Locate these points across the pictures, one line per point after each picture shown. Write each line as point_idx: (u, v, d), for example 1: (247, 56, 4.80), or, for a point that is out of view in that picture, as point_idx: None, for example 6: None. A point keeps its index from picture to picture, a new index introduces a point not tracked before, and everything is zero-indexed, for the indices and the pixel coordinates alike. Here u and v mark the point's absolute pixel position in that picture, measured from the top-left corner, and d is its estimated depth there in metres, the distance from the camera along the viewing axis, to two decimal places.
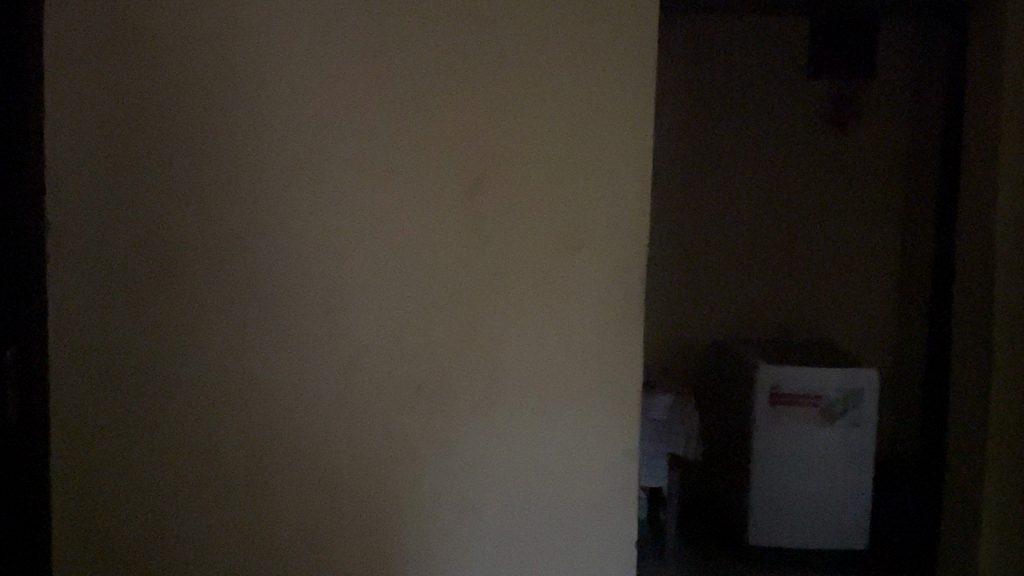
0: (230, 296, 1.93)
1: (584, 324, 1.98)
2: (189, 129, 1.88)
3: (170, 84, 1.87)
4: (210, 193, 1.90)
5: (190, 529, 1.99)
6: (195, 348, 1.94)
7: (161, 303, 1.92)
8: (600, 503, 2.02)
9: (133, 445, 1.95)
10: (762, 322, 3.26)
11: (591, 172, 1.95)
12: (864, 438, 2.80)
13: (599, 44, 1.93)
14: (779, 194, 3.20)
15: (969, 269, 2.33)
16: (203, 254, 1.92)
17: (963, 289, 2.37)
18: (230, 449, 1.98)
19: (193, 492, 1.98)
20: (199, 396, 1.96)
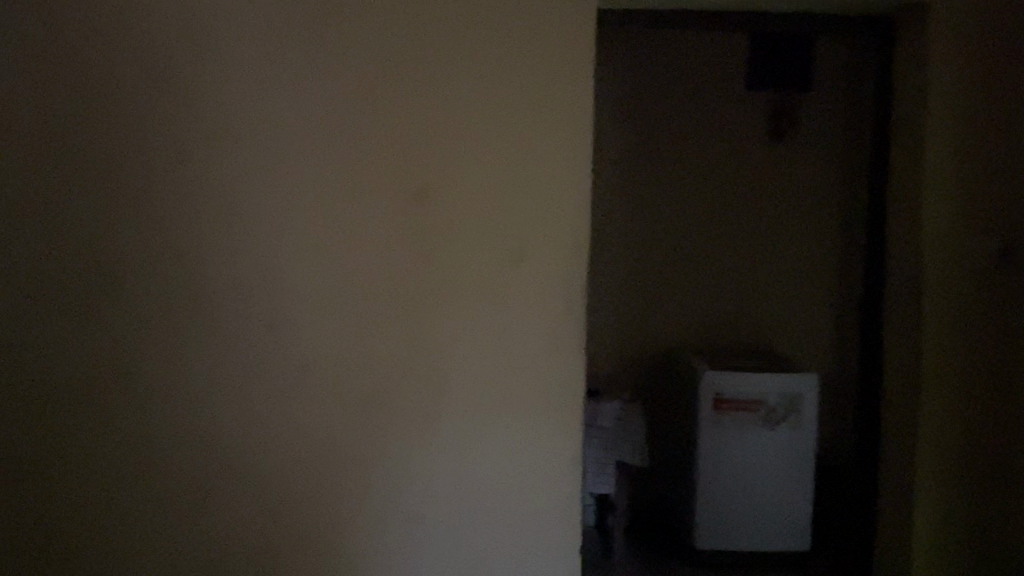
0: (167, 303, 1.90)
1: (527, 330, 2.00)
2: (123, 134, 1.86)
3: (106, 96, 1.85)
4: (145, 199, 1.87)
5: (125, 546, 1.94)
6: (129, 356, 1.91)
7: (98, 311, 1.89)
8: (545, 508, 2.03)
9: (66, 454, 1.91)
10: (709, 330, 3.25)
11: (531, 180, 1.97)
12: (804, 441, 2.87)
13: (538, 56, 1.96)
14: (723, 201, 3.21)
15: (896, 284, 2.17)
16: (139, 260, 1.89)
17: (894, 308, 2.19)
18: (167, 459, 1.94)
19: (128, 503, 1.94)
20: (135, 406, 1.92)
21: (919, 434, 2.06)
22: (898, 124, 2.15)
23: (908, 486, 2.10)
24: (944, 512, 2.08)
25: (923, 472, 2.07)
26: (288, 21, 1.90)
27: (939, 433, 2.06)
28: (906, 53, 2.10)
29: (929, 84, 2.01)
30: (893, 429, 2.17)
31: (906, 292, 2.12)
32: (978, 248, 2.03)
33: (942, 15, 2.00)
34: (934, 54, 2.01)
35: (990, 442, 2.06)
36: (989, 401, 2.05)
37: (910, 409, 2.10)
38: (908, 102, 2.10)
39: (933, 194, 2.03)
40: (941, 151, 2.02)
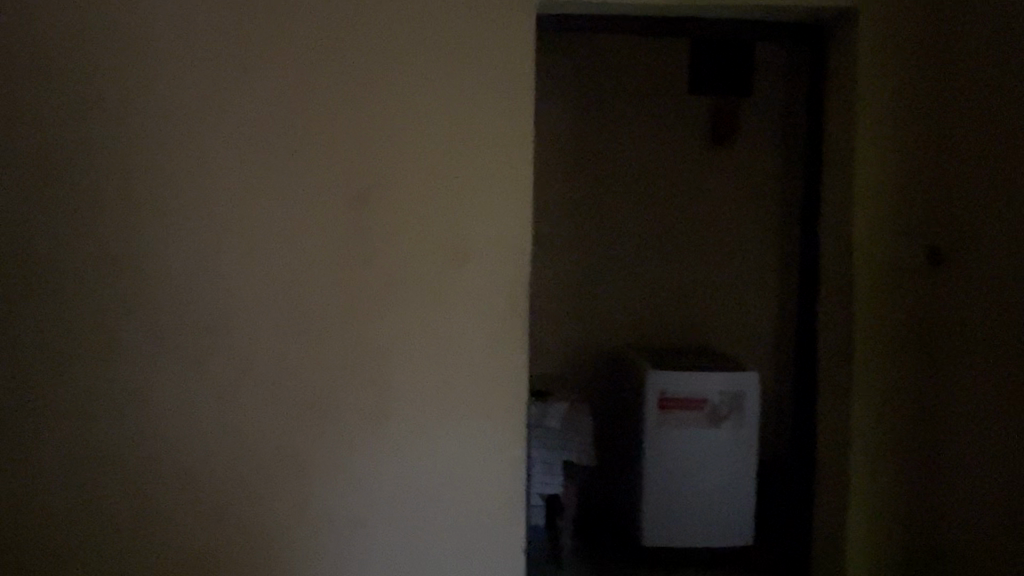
0: (109, 299, 1.93)
1: (468, 330, 2.01)
2: (68, 133, 1.90)
3: (57, 106, 1.89)
4: (89, 196, 1.91)
5: (66, 539, 1.96)
6: (71, 350, 1.93)
7: (41, 306, 1.92)
8: (487, 506, 2.04)
9: (9, 446, 1.93)
10: (652, 330, 3.28)
11: (471, 181, 2.00)
12: (748, 437, 2.93)
13: (475, 59, 1.99)
14: (664, 203, 3.23)
15: (828, 285, 2.22)
16: (82, 256, 1.92)
17: (828, 307, 2.22)
18: (109, 453, 1.95)
19: (69, 496, 1.95)
20: (77, 400, 1.94)
21: (852, 431, 2.11)
22: (830, 127, 2.20)
23: (843, 482, 2.14)
24: (880, 504, 2.12)
25: (857, 469, 2.12)
26: (234, 31, 1.94)
27: (874, 427, 2.11)
28: (838, 58, 2.15)
29: (858, 88, 2.07)
30: (830, 423, 2.22)
31: (839, 289, 2.16)
32: (907, 248, 2.09)
33: (870, 20, 2.05)
34: (863, 59, 2.06)
35: (921, 435, 2.12)
36: (918, 397, 2.11)
37: (844, 407, 2.14)
38: (838, 106, 2.16)
39: (864, 193, 2.08)
40: (870, 151, 2.07)
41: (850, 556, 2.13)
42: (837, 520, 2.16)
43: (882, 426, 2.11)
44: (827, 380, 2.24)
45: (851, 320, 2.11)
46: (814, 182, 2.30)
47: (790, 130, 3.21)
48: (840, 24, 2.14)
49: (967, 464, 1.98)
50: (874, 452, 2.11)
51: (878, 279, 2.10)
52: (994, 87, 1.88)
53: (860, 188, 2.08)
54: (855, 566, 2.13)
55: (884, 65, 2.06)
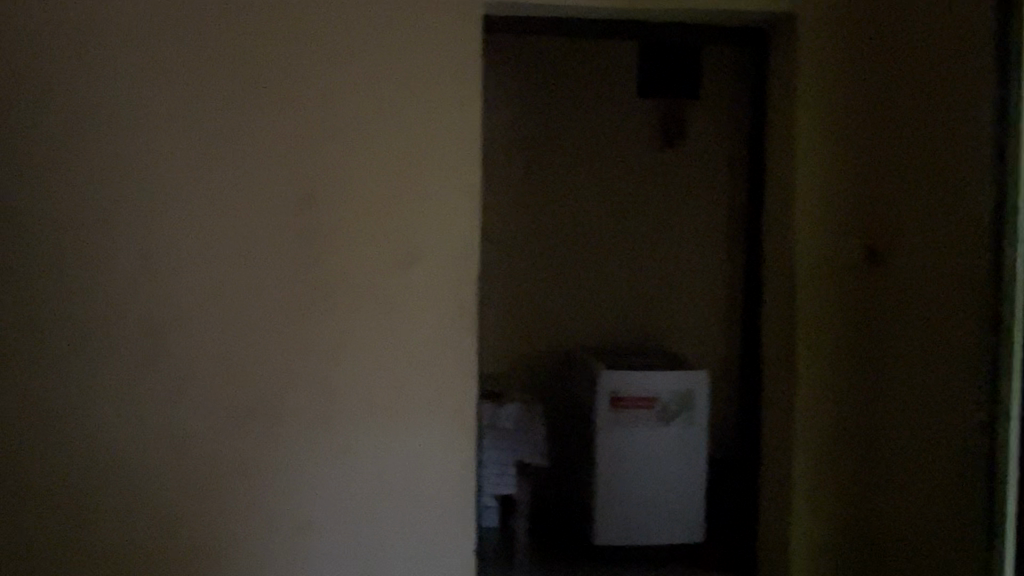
0: (53, 301, 1.92)
1: (413, 331, 2.02)
2: (10, 137, 1.90)
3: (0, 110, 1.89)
4: (31, 199, 1.91)
5: (8, 543, 1.94)
6: (14, 354, 1.92)
7: None
8: (434, 505, 2.04)
9: None
10: (603, 330, 3.30)
11: (415, 183, 2.01)
12: (697, 436, 2.97)
13: (418, 62, 2.00)
14: (613, 204, 3.26)
15: (771, 286, 2.25)
16: (24, 258, 1.91)
17: (770, 308, 2.26)
18: (53, 456, 1.94)
19: (13, 500, 1.94)
20: (20, 403, 1.93)
21: (795, 429, 2.15)
22: (770, 130, 2.24)
23: (787, 479, 2.18)
24: (822, 497, 2.17)
25: (800, 466, 2.16)
26: (178, 32, 1.93)
27: (815, 422, 2.16)
28: (777, 62, 2.20)
29: (797, 92, 2.11)
30: (772, 420, 2.26)
31: (781, 289, 2.20)
32: (845, 247, 2.14)
33: (808, 25, 2.10)
34: (801, 64, 2.11)
35: (860, 431, 2.17)
36: (855, 392, 2.17)
37: (787, 405, 2.18)
38: (778, 110, 2.20)
39: (804, 194, 2.12)
40: (810, 153, 2.12)
41: (795, 551, 2.16)
42: (781, 515, 2.20)
43: (823, 422, 2.16)
44: (770, 378, 2.28)
45: (792, 319, 2.15)
46: (757, 184, 2.34)
47: (735, 134, 3.27)
48: (778, 30, 2.19)
49: (902, 458, 2.03)
50: (816, 448, 2.16)
51: (818, 278, 2.14)
52: (927, 92, 1.94)
53: (800, 189, 2.12)
54: (800, 559, 2.17)
55: (820, 70, 2.11)
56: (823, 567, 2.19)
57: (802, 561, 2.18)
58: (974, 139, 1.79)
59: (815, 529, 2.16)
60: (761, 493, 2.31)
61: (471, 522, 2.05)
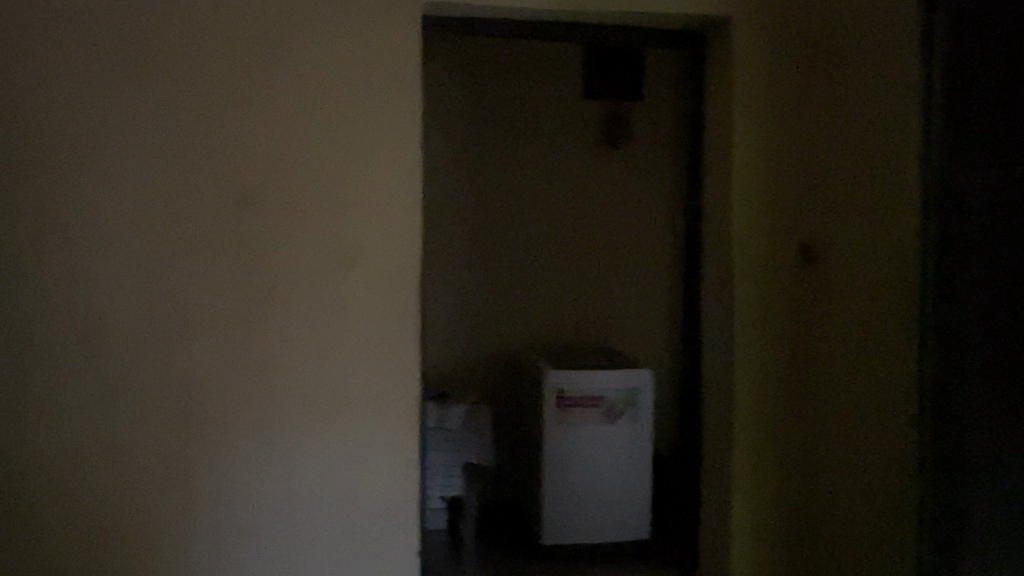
0: None
1: (352, 331, 2.01)
2: None
3: None
4: None
5: None
6: None
7: None
8: (374, 506, 2.04)
9: None
10: (548, 330, 3.32)
11: (354, 184, 2.00)
12: (643, 433, 3.00)
13: (356, 62, 1.99)
14: (558, 204, 3.28)
15: (709, 287, 2.29)
16: None
17: (708, 308, 2.30)
18: None
19: None
20: None
21: (735, 428, 2.18)
22: (706, 133, 2.28)
23: (726, 477, 2.22)
24: (761, 492, 2.20)
25: (739, 462, 2.19)
26: (109, 30, 1.90)
27: (754, 418, 2.19)
28: (712, 66, 2.24)
29: (733, 97, 2.15)
30: (710, 416, 2.29)
31: (718, 286, 2.24)
32: (779, 246, 2.19)
33: (742, 31, 2.14)
34: (737, 66, 2.15)
35: (796, 425, 2.22)
36: (791, 388, 2.21)
37: (725, 402, 2.22)
38: (714, 114, 2.24)
39: (740, 194, 2.16)
40: (745, 153, 2.16)
41: (735, 544, 2.19)
42: (720, 509, 2.23)
43: (762, 418, 2.19)
44: (708, 374, 2.31)
45: (730, 316, 2.19)
46: (692, 184, 2.38)
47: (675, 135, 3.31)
48: (714, 33, 2.23)
49: (836, 450, 2.08)
50: (755, 443, 2.19)
51: (755, 276, 2.18)
52: (857, 95, 2.00)
53: (738, 189, 2.16)
54: (739, 553, 2.20)
55: (755, 72, 2.15)
56: (761, 560, 2.22)
57: (741, 555, 2.21)
58: (901, 142, 1.85)
59: (755, 522, 2.19)
60: (699, 488, 2.35)
61: (410, 521, 2.05)
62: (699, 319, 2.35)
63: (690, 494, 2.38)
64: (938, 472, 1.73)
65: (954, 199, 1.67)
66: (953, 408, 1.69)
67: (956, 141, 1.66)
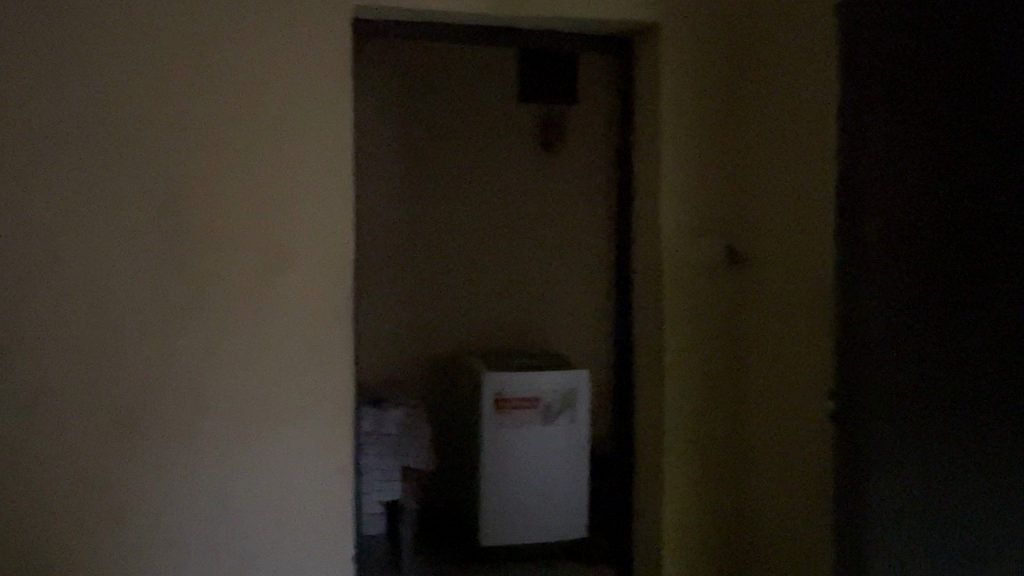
0: None
1: (282, 337, 1.99)
2: None
3: None
4: None
5: None
6: None
7: None
8: (305, 513, 2.02)
9: None
10: (485, 333, 3.34)
11: (283, 189, 1.98)
12: (579, 434, 3.03)
13: (285, 65, 1.97)
14: (494, 208, 3.29)
15: (640, 287, 2.33)
16: None
17: (640, 308, 2.34)
18: None
19: None
20: None
21: (666, 426, 2.23)
22: (637, 135, 2.32)
23: (657, 473, 2.26)
24: (690, 488, 2.25)
25: (669, 459, 2.23)
26: (26, 28, 1.84)
27: (683, 417, 2.24)
28: (641, 72, 2.28)
29: (661, 99, 2.19)
30: (642, 415, 2.33)
31: (648, 288, 2.28)
32: (706, 248, 2.24)
33: (670, 34, 2.18)
34: (664, 72, 2.19)
35: (722, 422, 2.28)
36: (719, 386, 2.27)
37: (655, 402, 2.27)
38: (645, 116, 2.28)
39: (668, 198, 2.20)
40: (673, 158, 2.20)
41: (665, 540, 2.24)
42: (651, 506, 2.28)
43: (691, 416, 2.25)
44: (639, 375, 2.35)
45: (659, 317, 2.23)
46: (622, 187, 2.41)
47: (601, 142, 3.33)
48: (642, 39, 2.27)
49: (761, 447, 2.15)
50: (684, 441, 2.24)
51: (683, 278, 2.23)
52: (780, 103, 2.06)
53: (666, 193, 2.20)
54: (669, 548, 2.25)
55: (682, 79, 2.20)
56: (690, 556, 2.27)
57: (671, 551, 2.25)
58: (822, 145, 1.91)
59: (684, 519, 2.24)
60: (631, 485, 2.39)
61: (342, 528, 2.04)
62: (630, 321, 2.39)
63: (622, 492, 2.42)
64: (842, 471, 1.50)
65: (852, 161, 1.46)
66: (857, 396, 1.45)
67: (855, 97, 1.45)
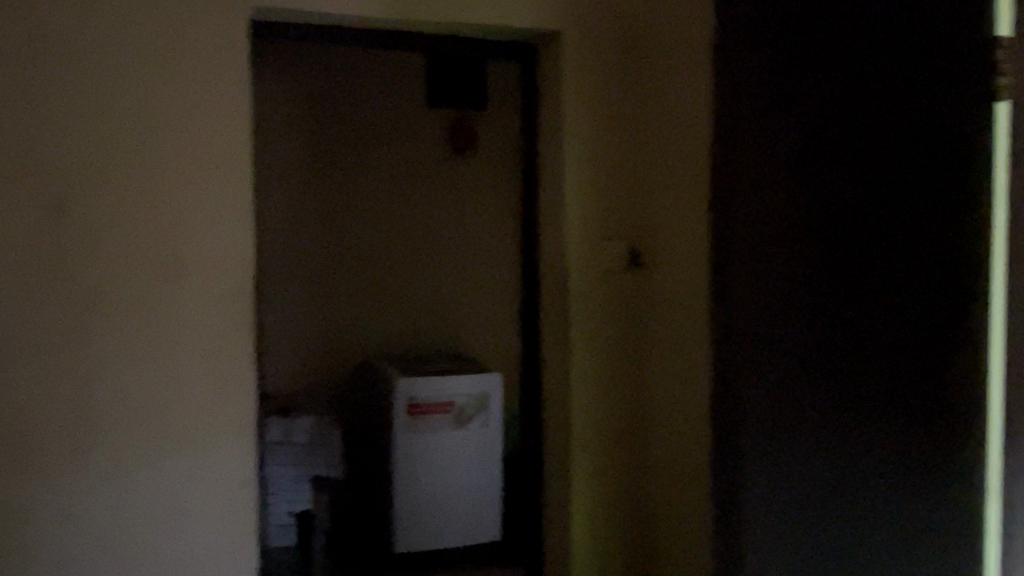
0: None
1: (179, 346, 1.93)
2: None
3: None
4: None
5: None
6: None
7: None
8: (205, 526, 1.97)
9: None
10: (396, 337, 3.32)
11: (178, 195, 1.92)
12: (492, 438, 3.04)
13: (180, 68, 1.91)
14: (404, 212, 3.28)
15: (545, 291, 2.36)
16: None
17: (545, 310, 2.36)
18: None
19: None
20: None
21: (572, 426, 2.27)
22: (541, 140, 2.35)
23: (564, 472, 2.30)
24: (595, 487, 2.30)
25: (575, 459, 2.27)
26: None
27: (589, 418, 2.28)
28: (544, 78, 2.31)
29: (564, 103, 2.23)
30: (550, 416, 2.36)
31: (554, 290, 2.31)
32: (609, 251, 2.28)
33: (569, 40, 2.22)
34: (568, 78, 2.22)
35: (625, 421, 2.33)
36: (623, 387, 2.32)
37: (562, 402, 2.30)
38: (546, 121, 2.31)
39: (572, 203, 2.24)
40: (576, 163, 2.24)
41: (571, 538, 2.27)
42: (559, 505, 2.31)
43: (596, 417, 2.29)
44: (547, 376, 2.38)
45: (565, 319, 2.26)
46: (527, 191, 2.44)
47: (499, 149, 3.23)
48: (545, 45, 2.29)
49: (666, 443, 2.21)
50: (589, 441, 2.28)
51: (587, 281, 2.27)
52: (679, 111, 2.12)
53: (570, 197, 2.23)
54: (576, 546, 2.29)
55: (585, 85, 2.24)
56: (595, 552, 2.32)
57: (578, 548, 2.29)
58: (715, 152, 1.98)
59: (590, 517, 2.28)
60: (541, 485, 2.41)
61: (244, 539, 2.00)
62: (535, 323, 2.42)
63: (531, 493, 2.45)
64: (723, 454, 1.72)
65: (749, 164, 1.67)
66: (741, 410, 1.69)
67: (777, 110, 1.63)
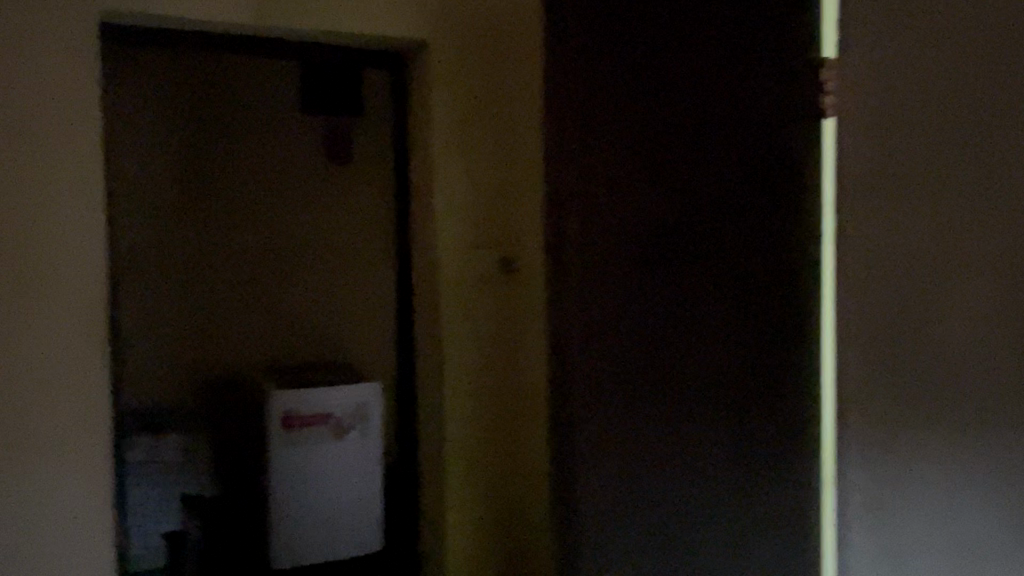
0: None
1: (27, 360, 1.82)
2: None
3: None
4: None
5: None
6: None
7: None
8: (58, 547, 1.86)
9: None
10: (273, 345, 3.25)
11: (27, 204, 1.82)
12: (373, 448, 2.97)
13: (27, 68, 1.81)
14: (278, 218, 3.21)
15: (419, 297, 2.37)
16: None
17: (421, 317, 2.37)
18: None
19: None
20: None
21: (447, 431, 2.28)
22: (413, 147, 2.36)
23: (441, 476, 2.31)
24: (471, 489, 2.32)
25: (451, 461, 2.29)
26: None
27: (463, 422, 2.30)
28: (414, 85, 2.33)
29: (434, 111, 2.25)
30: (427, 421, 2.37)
31: (428, 297, 2.33)
32: (483, 257, 2.31)
33: (439, 49, 2.24)
34: (438, 87, 2.25)
35: (500, 423, 2.37)
36: (498, 391, 2.36)
37: (438, 406, 2.31)
38: (418, 126, 2.32)
39: (444, 210, 2.26)
40: (447, 171, 2.26)
41: (449, 540, 2.29)
42: (437, 508, 2.32)
43: (471, 421, 2.31)
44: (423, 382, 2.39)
45: (438, 324, 2.28)
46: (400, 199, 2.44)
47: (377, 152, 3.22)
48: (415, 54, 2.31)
49: None
50: (464, 444, 2.30)
51: (461, 286, 2.29)
52: None
53: (441, 203, 2.25)
54: (454, 547, 2.31)
55: (454, 93, 2.26)
56: (473, 554, 2.34)
57: (456, 550, 2.31)
58: None
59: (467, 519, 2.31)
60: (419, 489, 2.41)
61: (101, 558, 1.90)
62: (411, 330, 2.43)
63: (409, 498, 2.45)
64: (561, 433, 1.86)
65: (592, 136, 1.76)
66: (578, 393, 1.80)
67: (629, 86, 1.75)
